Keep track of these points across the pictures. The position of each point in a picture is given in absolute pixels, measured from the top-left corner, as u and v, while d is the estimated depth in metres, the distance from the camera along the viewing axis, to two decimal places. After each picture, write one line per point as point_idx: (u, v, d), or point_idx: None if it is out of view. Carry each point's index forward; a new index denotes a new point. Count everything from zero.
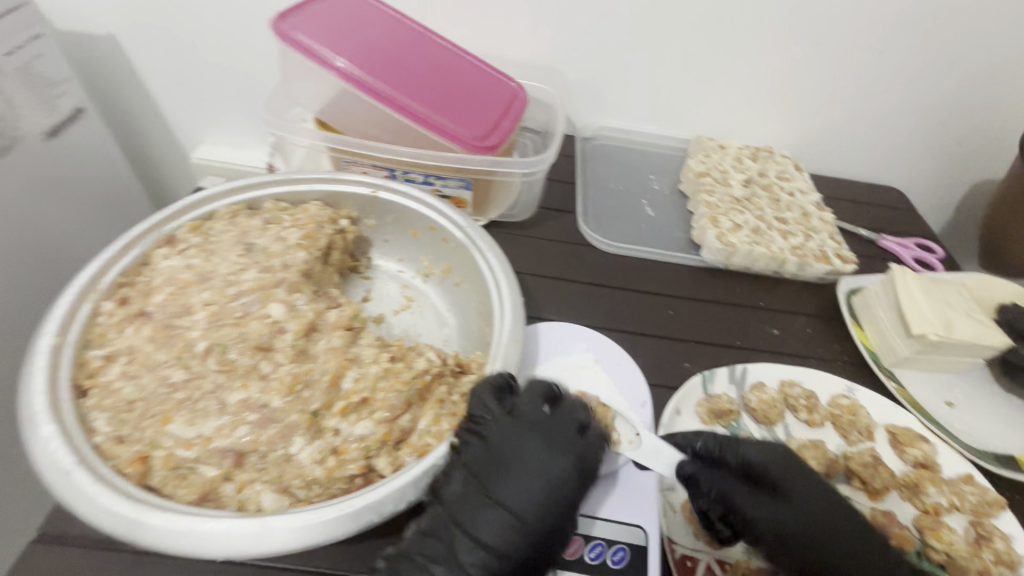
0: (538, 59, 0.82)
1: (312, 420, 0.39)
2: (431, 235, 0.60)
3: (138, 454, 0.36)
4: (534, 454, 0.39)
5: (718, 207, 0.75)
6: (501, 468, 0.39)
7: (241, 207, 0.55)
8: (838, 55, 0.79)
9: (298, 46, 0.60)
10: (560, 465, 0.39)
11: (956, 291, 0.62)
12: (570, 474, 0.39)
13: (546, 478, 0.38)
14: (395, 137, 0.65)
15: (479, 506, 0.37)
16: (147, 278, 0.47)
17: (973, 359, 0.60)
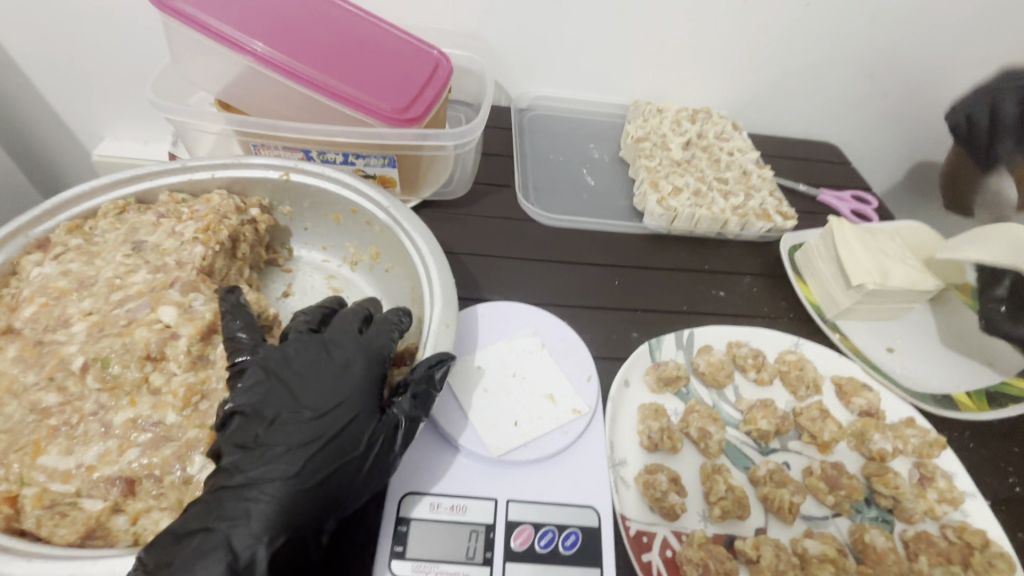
0: (463, 26, 0.77)
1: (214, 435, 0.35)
2: (353, 219, 0.55)
3: (4, 494, 0.32)
4: (334, 359, 0.38)
5: (658, 171, 0.74)
6: (302, 374, 0.37)
7: (130, 202, 0.49)
8: (768, 11, 0.78)
9: (185, 19, 0.54)
10: (362, 368, 0.38)
11: (891, 239, 0.62)
12: (372, 374, 0.38)
13: (348, 376, 0.37)
14: (307, 115, 0.59)
15: (274, 414, 0.34)
16: (15, 289, 0.41)
17: (909, 305, 0.61)
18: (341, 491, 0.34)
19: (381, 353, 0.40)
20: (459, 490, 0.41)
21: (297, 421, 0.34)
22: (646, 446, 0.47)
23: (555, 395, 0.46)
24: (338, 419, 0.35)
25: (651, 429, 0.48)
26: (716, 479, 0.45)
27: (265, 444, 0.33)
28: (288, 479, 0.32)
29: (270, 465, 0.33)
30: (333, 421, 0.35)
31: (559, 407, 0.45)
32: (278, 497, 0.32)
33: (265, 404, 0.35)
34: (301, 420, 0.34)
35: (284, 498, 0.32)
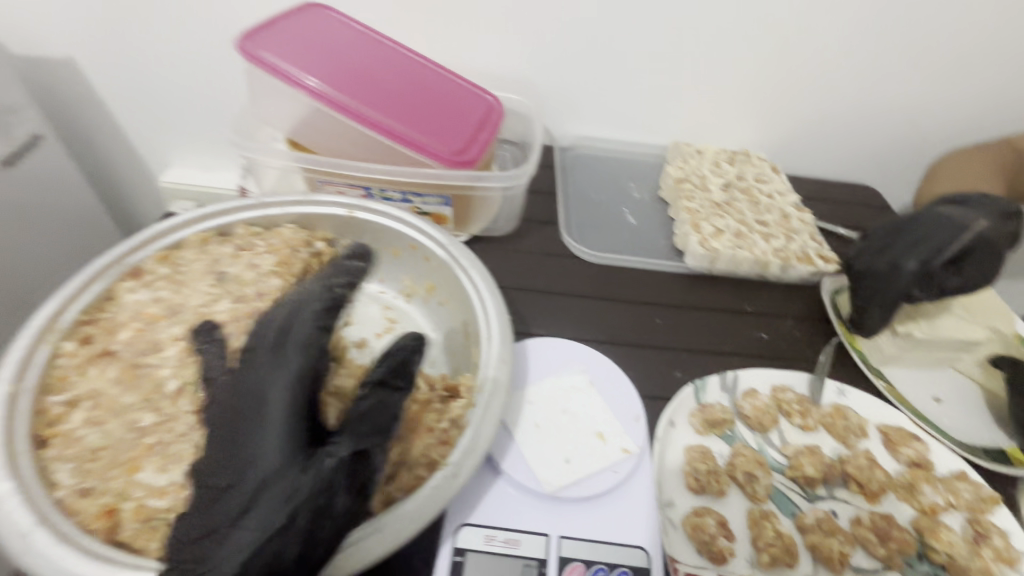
0: (513, 71, 0.82)
1: None
2: (412, 254, 0.58)
3: (105, 506, 0.35)
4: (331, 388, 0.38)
5: (700, 212, 0.75)
6: (240, 403, 0.37)
7: (211, 233, 0.52)
8: (806, 59, 0.81)
9: (267, 65, 0.58)
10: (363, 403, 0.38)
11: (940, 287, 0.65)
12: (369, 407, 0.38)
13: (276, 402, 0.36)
14: (371, 155, 0.63)
15: (244, 441, 0.35)
16: (113, 314, 0.44)
17: (958, 354, 0.62)
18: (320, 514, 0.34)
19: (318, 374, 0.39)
20: (513, 525, 0.42)
21: (264, 448, 0.35)
22: (693, 488, 0.48)
23: (604, 434, 0.47)
24: (287, 444, 0.35)
25: (698, 471, 0.49)
26: (765, 525, 0.46)
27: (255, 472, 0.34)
28: (260, 507, 0.33)
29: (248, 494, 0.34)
30: (270, 451, 0.35)
31: (609, 446, 0.46)
32: (254, 524, 0.33)
33: (237, 431, 0.36)
34: (268, 447, 0.35)
35: (258, 524, 0.33)
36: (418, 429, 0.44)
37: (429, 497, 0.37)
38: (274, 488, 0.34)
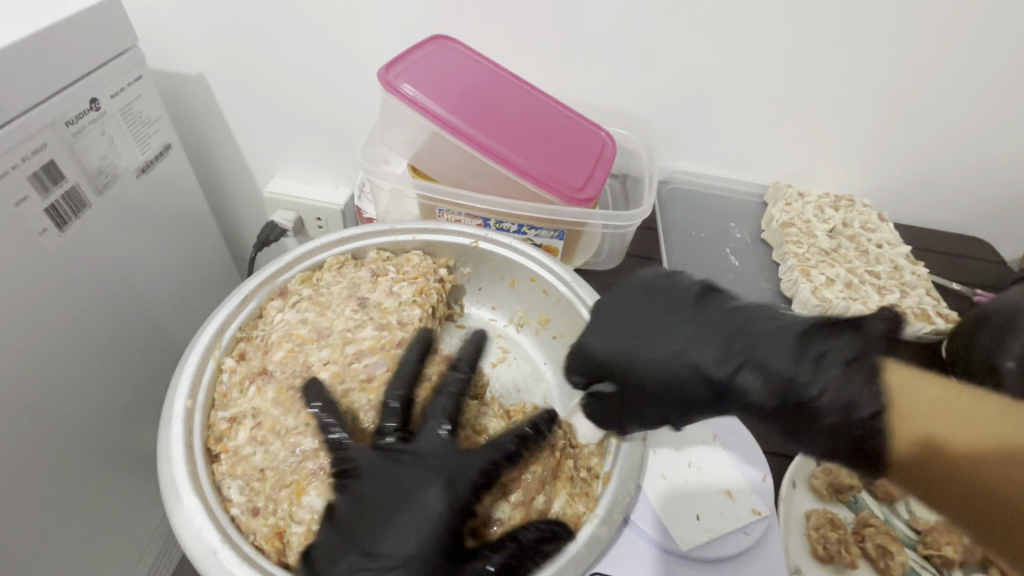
0: (619, 106, 0.82)
1: None
2: (529, 287, 0.61)
3: (274, 529, 0.37)
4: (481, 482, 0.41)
5: (807, 259, 0.74)
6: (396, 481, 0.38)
7: (347, 257, 0.55)
8: (927, 107, 0.78)
9: (403, 96, 0.60)
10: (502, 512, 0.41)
11: None
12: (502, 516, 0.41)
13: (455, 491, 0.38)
14: (489, 185, 0.65)
15: (391, 520, 0.36)
16: (264, 331, 0.47)
17: None
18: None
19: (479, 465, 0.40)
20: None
21: (407, 529, 0.36)
22: (820, 556, 0.46)
23: (733, 492, 0.47)
24: (428, 544, 0.36)
25: (826, 538, 0.47)
26: None
27: (419, 543, 0.36)
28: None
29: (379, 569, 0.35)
30: (416, 550, 0.36)
31: (739, 506, 0.46)
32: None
33: (384, 508, 0.37)
34: (420, 527, 0.36)
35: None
36: (559, 475, 0.47)
37: (582, 552, 0.40)
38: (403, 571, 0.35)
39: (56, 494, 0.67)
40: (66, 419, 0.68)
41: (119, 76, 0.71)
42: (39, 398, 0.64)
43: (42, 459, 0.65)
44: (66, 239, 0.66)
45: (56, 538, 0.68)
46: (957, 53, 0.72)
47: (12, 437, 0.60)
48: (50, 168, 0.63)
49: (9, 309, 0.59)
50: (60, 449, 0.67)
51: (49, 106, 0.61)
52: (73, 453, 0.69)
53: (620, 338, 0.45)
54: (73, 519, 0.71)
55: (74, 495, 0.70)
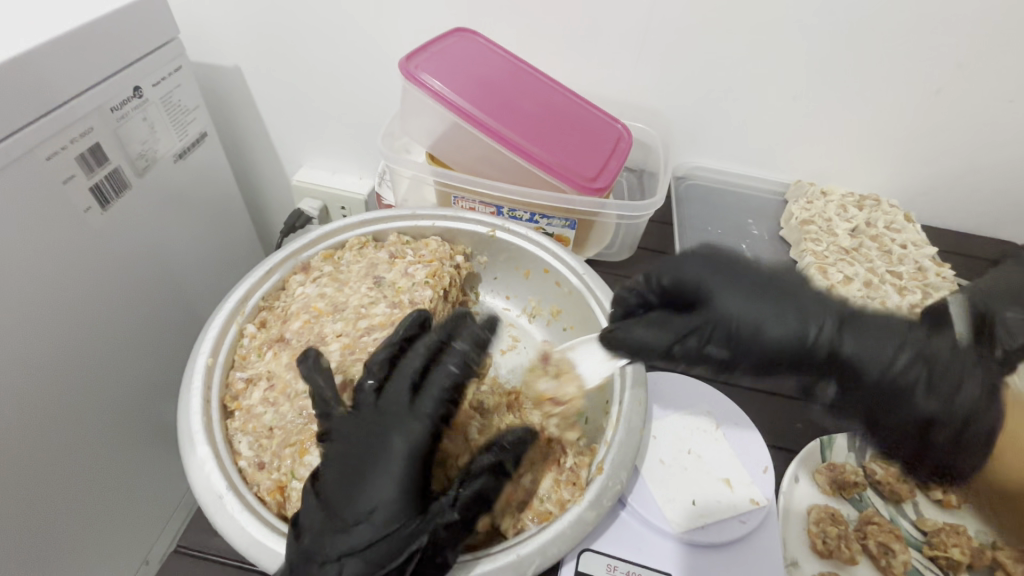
0: (639, 100, 0.83)
1: None
2: (543, 277, 0.61)
3: (277, 483, 0.39)
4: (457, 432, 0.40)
5: (826, 257, 0.73)
6: (363, 436, 0.38)
7: (368, 238, 0.57)
8: (961, 103, 0.75)
9: (421, 84, 0.62)
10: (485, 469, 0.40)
11: None
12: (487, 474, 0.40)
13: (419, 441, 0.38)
14: (504, 174, 0.66)
15: (355, 474, 0.37)
16: (285, 303, 0.50)
17: None
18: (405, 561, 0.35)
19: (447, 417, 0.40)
20: (633, 559, 0.43)
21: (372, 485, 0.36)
22: (819, 551, 0.46)
23: (732, 481, 0.47)
24: (400, 488, 0.36)
25: (827, 534, 0.46)
26: None
27: (390, 484, 0.36)
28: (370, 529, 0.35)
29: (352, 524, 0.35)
30: (389, 495, 0.36)
31: (736, 495, 0.46)
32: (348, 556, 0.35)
33: (351, 465, 0.37)
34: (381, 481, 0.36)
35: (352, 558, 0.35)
36: (548, 459, 0.46)
37: (562, 534, 0.39)
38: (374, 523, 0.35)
39: (91, 455, 0.72)
40: (102, 385, 0.73)
41: (161, 66, 0.76)
42: (79, 364, 0.68)
43: (78, 421, 0.69)
44: (109, 217, 0.71)
45: (91, 495, 0.73)
46: (993, 48, 0.70)
47: (52, 397, 0.65)
48: (95, 150, 0.67)
49: (55, 279, 0.64)
50: (96, 413, 0.72)
51: (96, 92, 0.66)
52: (107, 418, 0.74)
53: (749, 273, 0.46)
54: (107, 479, 0.76)
55: (108, 457, 0.75)
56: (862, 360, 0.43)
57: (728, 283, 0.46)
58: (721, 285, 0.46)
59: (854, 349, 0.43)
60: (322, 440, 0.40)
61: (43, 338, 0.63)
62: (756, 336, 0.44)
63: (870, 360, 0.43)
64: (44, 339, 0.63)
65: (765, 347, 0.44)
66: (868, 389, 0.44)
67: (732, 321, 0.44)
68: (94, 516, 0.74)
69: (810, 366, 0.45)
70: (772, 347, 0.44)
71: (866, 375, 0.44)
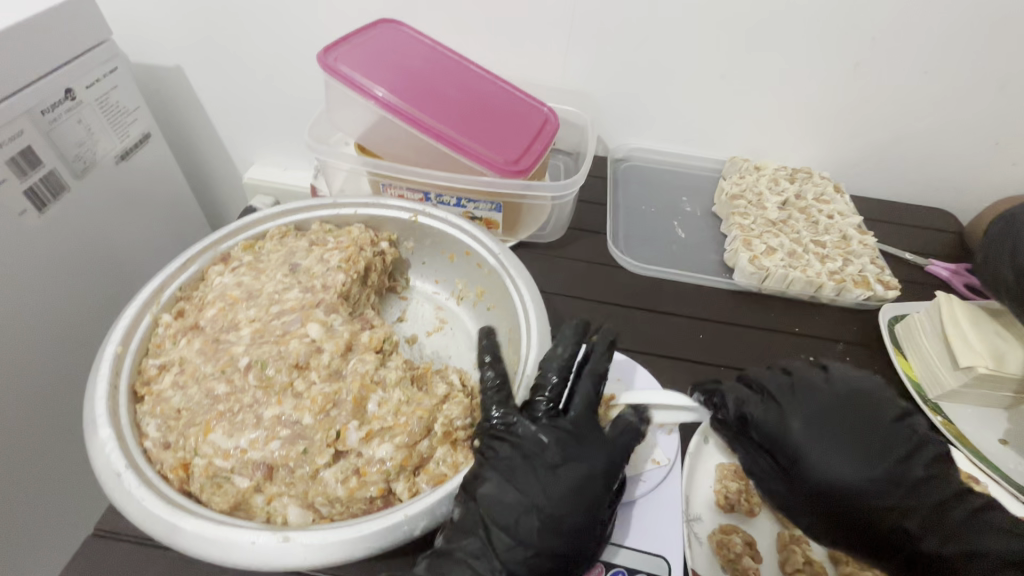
0: (572, 84, 0.84)
1: (334, 447, 0.42)
2: (466, 260, 0.63)
3: (180, 460, 0.41)
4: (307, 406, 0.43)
5: (752, 230, 0.75)
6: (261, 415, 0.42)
7: (290, 228, 0.59)
8: (880, 75, 0.77)
9: (341, 77, 0.63)
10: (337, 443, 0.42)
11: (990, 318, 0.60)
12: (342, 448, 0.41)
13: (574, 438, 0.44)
14: (431, 162, 0.68)
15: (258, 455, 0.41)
16: (202, 293, 0.51)
17: (1004, 391, 0.57)
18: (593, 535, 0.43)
19: (584, 414, 0.45)
20: None
21: (570, 486, 0.42)
22: (722, 505, 0.48)
23: (637, 445, 0.50)
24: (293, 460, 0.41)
25: (728, 489, 0.48)
26: (794, 550, 0.45)
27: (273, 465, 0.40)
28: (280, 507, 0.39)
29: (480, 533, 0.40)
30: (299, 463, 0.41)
31: (640, 457, 0.49)
32: (541, 546, 0.40)
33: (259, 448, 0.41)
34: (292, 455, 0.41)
35: (551, 547, 0.40)
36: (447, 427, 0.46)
37: (451, 493, 0.41)
38: (596, 495, 0.42)
39: (44, 451, 0.73)
40: (49, 385, 0.73)
41: (93, 67, 0.76)
42: (23, 367, 0.69)
43: (25, 421, 0.70)
44: (46, 220, 0.71)
45: (45, 491, 0.74)
46: (905, 19, 0.71)
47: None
48: (28, 154, 0.68)
49: None
50: (47, 412, 0.73)
51: (25, 97, 0.66)
52: (60, 415, 0.75)
53: (827, 410, 0.45)
54: (64, 473, 0.77)
55: (63, 453, 0.77)
56: (837, 468, 0.42)
57: (827, 408, 0.45)
58: (823, 385, 0.47)
59: (842, 466, 0.42)
60: (229, 420, 0.43)
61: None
62: (778, 415, 0.45)
63: (875, 486, 0.42)
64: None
65: (778, 429, 0.45)
66: (833, 499, 0.42)
67: (763, 403, 0.46)
68: (49, 512, 0.75)
69: (786, 451, 0.44)
70: (791, 428, 0.44)
71: (839, 490, 0.42)
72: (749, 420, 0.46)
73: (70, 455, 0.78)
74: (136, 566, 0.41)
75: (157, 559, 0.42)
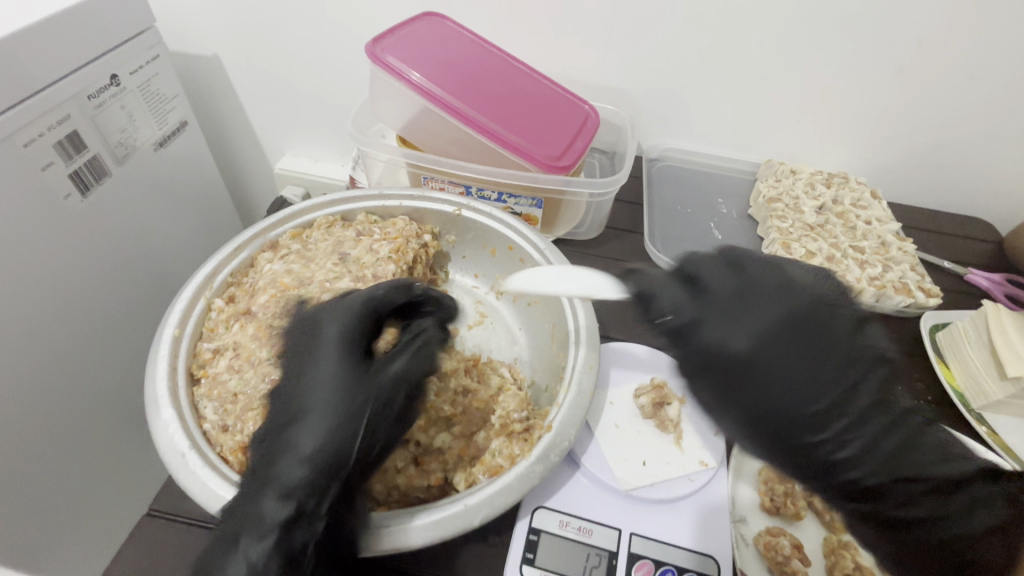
0: (610, 83, 0.84)
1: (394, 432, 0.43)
2: (508, 254, 0.63)
3: (239, 444, 0.41)
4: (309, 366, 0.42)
5: (790, 233, 0.75)
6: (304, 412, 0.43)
7: (336, 218, 0.59)
8: (925, 81, 0.77)
9: (388, 69, 0.64)
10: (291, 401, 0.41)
11: None
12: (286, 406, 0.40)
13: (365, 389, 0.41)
14: (473, 156, 0.68)
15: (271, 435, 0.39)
16: (253, 279, 0.52)
17: None
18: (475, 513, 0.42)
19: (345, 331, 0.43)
20: (590, 513, 0.46)
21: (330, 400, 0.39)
22: (767, 508, 0.47)
23: (683, 444, 0.50)
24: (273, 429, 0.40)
25: (774, 491, 0.48)
26: (843, 555, 0.45)
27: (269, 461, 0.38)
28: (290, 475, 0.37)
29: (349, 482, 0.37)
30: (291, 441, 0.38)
31: (687, 457, 0.49)
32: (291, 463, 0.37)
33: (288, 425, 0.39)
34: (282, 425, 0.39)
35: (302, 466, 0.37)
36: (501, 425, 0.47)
37: (510, 486, 0.40)
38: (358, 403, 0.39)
39: (83, 431, 0.75)
40: (89, 366, 0.74)
41: (137, 55, 0.77)
42: (65, 346, 0.70)
43: (67, 401, 0.71)
44: (90, 203, 0.72)
45: (85, 470, 0.75)
46: (955, 25, 0.70)
47: (48, 383, 0.67)
48: (73, 138, 0.68)
49: (37, 264, 0.65)
50: (86, 391, 0.74)
51: (73, 81, 0.67)
52: (97, 396, 0.76)
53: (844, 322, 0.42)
54: (101, 452, 0.79)
55: (101, 433, 0.78)
56: (800, 387, 0.37)
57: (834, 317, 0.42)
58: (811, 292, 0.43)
59: (769, 384, 0.37)
60: None
61: (30, 326, 0.65)
62: (723, 331, 0.39)
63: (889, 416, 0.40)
64: (35, 326, 0.65)
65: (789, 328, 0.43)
66: (772, 417, 0.38)
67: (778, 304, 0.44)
68: (87, 490, 0.76)
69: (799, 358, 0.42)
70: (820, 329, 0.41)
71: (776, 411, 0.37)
72: (688, 333, 0.40)
73: (108, 436, 0.79)
74: (191, 549, 0.42)
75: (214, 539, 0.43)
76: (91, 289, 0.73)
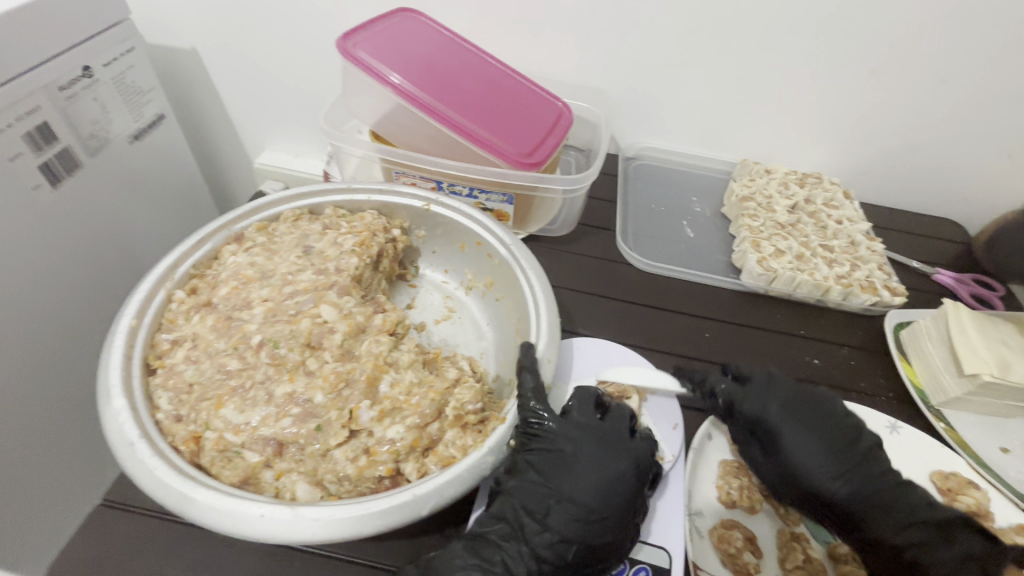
0: (586, 81, 0.85)
1: (347, 421, 0.43)
2: (476, 250, 0.63)
3: (192, 433, 0.42)
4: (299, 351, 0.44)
5: (760, 232, 0.75)
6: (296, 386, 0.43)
7: (304, 211, 0.59)
8: (896, 83, 0.77)
9: (359, 63, 0.64)
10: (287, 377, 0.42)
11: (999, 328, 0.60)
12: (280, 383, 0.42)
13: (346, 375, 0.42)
14: (444, 151, 0.68)
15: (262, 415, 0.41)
16: (215, 271, 0.52)
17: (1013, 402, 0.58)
18: (548, 527, 0.42)
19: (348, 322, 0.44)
20: None
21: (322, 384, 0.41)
22: (724, 501, 0.48)
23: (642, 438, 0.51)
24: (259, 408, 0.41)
25: (731, 485, 0.49)
26: (794, 547, 0.46)
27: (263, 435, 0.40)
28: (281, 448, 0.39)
29: (516, 522, 0.43)
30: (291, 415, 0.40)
31: None
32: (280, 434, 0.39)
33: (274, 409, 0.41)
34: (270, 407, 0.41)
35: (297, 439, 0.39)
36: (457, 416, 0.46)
37: (460, 476, 0.41)
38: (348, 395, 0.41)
39: (47, 423, 0.74)
40: (56, 359, 0.74)
41: (111, 46, 0.76)
42: (30, 337, 0.69)
43: (31, 394, 0.71)
44: (60, 195, 0.72)
45: (49, 461, 0.75)
46: (925, 28, 0.71)
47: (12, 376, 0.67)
48: (43, 129, 0.68)
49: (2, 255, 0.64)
50: (52, 384, 0.74)
51: (43, 71, 0.66)
52: (63, 389, 0.75)
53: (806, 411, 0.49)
54: (66, 443, 0.78)
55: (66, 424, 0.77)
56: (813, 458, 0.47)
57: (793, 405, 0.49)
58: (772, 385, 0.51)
59: (812, 448, 0.47)
60: (241, 396, 0.43)
61: None
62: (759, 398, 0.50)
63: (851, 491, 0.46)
64: None
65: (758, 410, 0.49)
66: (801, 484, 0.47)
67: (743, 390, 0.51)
68: (51, 481, 0.76)
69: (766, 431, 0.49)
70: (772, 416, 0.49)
71: (804, 473, 0.47)
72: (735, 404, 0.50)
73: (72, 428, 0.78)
74: (143, 537, 0.42)
75: (167, 528, 0.43)
76: (58, 280, 0.73)
